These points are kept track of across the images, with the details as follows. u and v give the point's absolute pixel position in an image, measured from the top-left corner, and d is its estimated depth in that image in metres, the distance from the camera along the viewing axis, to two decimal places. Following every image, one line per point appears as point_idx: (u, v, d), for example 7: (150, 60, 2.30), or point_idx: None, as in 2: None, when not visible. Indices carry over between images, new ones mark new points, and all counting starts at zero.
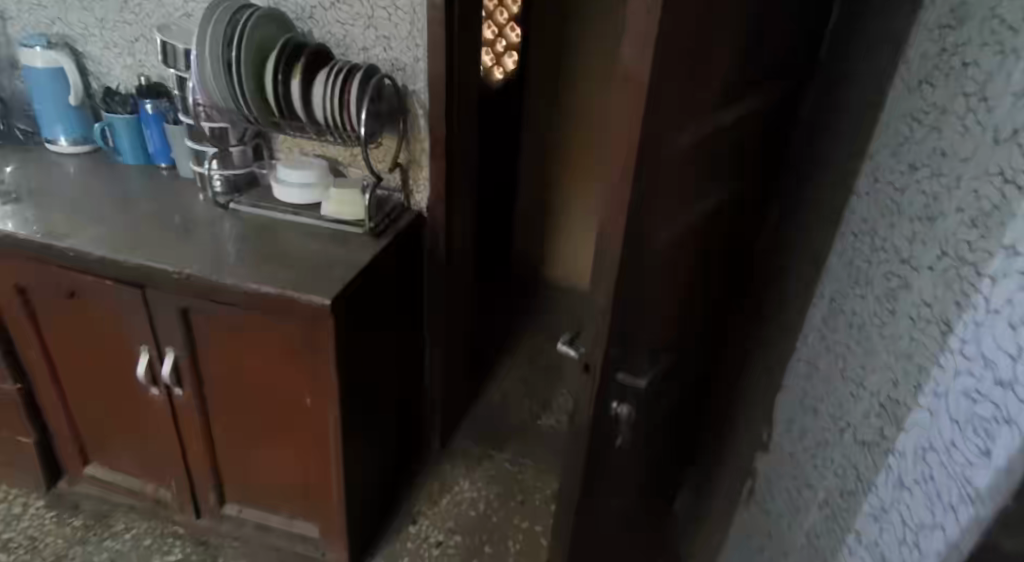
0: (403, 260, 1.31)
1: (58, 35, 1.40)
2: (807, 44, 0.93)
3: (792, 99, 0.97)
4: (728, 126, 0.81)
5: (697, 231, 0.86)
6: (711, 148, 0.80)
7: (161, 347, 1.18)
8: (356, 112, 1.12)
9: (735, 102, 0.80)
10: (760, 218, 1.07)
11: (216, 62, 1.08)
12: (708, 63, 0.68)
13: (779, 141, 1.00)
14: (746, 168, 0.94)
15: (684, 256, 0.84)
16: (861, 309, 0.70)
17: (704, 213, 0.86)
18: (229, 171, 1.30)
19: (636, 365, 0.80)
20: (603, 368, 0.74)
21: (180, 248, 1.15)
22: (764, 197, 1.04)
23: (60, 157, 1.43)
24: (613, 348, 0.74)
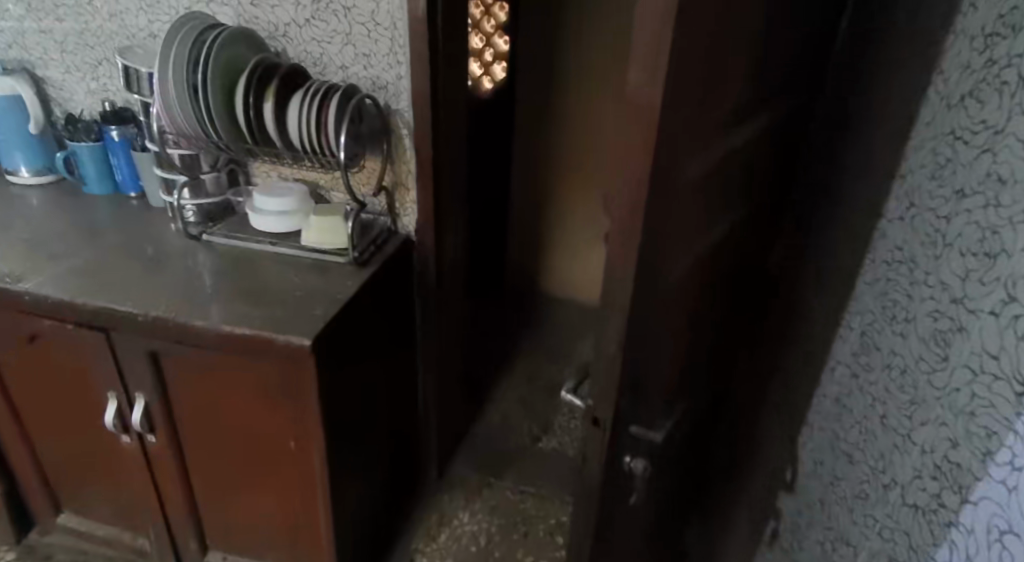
0: (390, 286, 1.23)
1: (15, 60, 1.31)
2: (818, 52, 0.86)
3: (803, 111, 0.90)
4: (738, 147, 0.74)
5: (707, 260, 0.79)
6: (722, 170, 0.72)
7: (131, 393, 1.10)
8: (334, 136, 1.04)
9: (744, 121, 0.73)
10: (770, 237, 1.00)
11: (180, 86, 1.00)
12: (719, 80, 0.61)
13: (790, 155, 0.93)
14: (756, 187, 0.87)
15: (694, 288, 0.77)
16: (902, 350, 0.63)
17: (713, 240, 0.78)
18: (202, 200, 1.22)
19: (648, 411, 0.73)
20: (614, 421, 0.66)
21: (147, 286, 1.06)
22: (773, 214, 0.97)
23: (23, 189, 1.35)
24: (624, 398, 0.66)
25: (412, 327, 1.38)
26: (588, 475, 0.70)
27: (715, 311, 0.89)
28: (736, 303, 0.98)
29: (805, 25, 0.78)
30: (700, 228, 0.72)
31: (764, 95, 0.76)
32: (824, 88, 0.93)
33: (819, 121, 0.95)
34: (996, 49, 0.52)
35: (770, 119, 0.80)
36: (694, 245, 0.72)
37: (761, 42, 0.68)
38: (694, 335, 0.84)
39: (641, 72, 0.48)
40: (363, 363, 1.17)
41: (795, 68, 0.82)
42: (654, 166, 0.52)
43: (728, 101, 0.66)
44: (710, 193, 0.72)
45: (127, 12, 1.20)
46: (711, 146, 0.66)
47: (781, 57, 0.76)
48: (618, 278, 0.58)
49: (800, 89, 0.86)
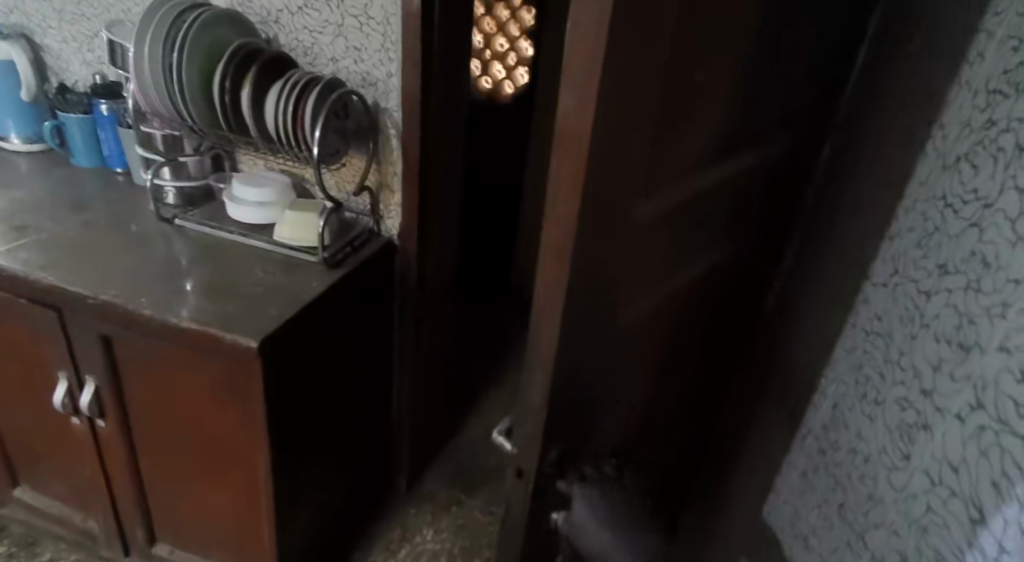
0: (365, 289, 1.18)
1: (16, 25, 1.30)
2: (826, 85, 0.79)
3: (803, 149, 0.82)
4: (717, 185, 0.67)
5: (675, 301, 0.72)
6: (697, 208, 0.65)
7: (82, 376, 1.06)
8: (310, 131, 0.99)
9: (726, 157, 0.66)
10: (761, 279, 0.92)
11: (155, 65, 0.97)
12: (689, 108, 0.54)
13: (786, 195, 0.85)
14: (743, 228, 0.80)
15: (653, 330, 0.70)
16: (868, 434, 0.67)
17: (683, 283, 0.72)
18: (182, 182, 1.18)
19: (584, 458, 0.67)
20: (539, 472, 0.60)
21: (107, 266, 1.02)
22: (767, 255, 0.90)
23: (13, 156, 1.34)
24: (552, 447, 0.60)
25: (389, 331, 1.32)
26: (514, 530, 0.63)
27: (683, 354, 0.83)
28: (714, 345, 0.91)
29: (809, 56, 0.71)
30: (663, 270, 0.65)
31: (755, 130, 0.69)
32: (832, 127, 0.85)
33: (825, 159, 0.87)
34: (997, 108, 0.55)
35: (762, 156, 0.73)
36: (653, 286, 0.65)
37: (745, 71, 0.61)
38: (653, 379, 0.77)
39: (574, 95, 0.42)
40: (325, 366, 1.11)
41: (797, 101, 0.74)
42: (586, 203, 0.46)
43: (702, 134, 0.59)
44: (681, 232, 0.65)
45: None
46: (679, 182, 0.59)
47: (777, 89, 0.69)
48: (547, 321, 0.52)
49: (801, 124, 0.78)
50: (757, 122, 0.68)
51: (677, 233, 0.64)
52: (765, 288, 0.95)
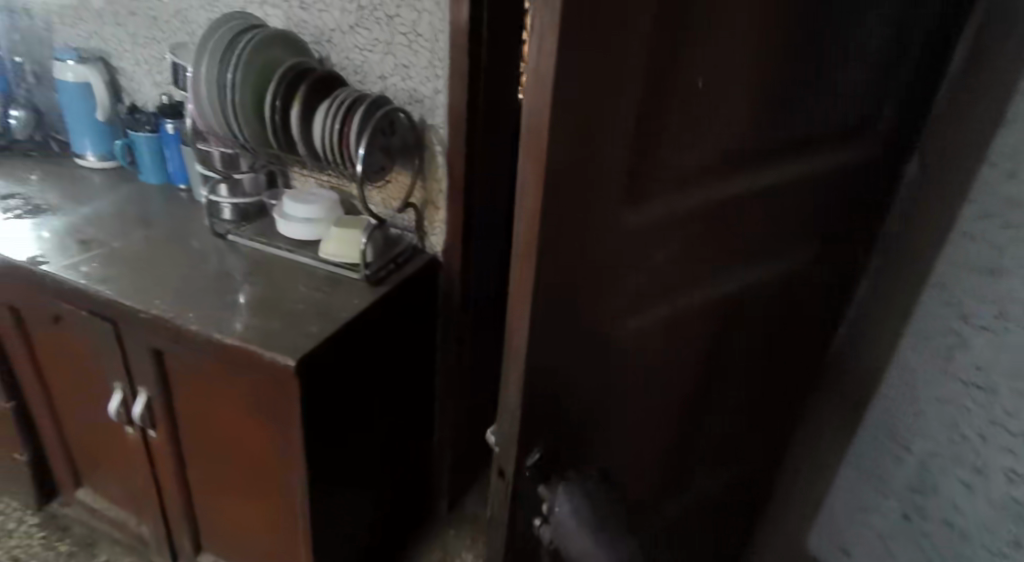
0: (407, 306, 1.17)
1: (94, 49, 1.37)
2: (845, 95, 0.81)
3: (833, 162, 0.85)
4: (715, 197, 0.72)
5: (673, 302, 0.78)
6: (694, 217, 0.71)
7: (134, 386, 1.09)
8: (354, 147, 1.00)
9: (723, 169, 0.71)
10: (790, 291, 0.95)
11: (211, 84, 1.00)
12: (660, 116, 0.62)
13: (813, 210, 0.88)
14: (758, 237, 0.83)
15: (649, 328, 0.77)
16: (968, 484, 1.04)
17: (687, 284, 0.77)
18: (238, 200, 1.21)
19: (565, 461, 0.76)
20: (517, 473, 0.69)
21: (161, 280, 1.04)
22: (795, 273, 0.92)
23: (87, 172, 1.41)
24: (533, 446, 0.70)
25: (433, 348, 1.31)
26: None
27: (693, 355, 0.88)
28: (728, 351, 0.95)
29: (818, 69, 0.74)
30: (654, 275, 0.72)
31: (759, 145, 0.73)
32: (859, 141, 0.88)
33: (849, 172, 0.89)
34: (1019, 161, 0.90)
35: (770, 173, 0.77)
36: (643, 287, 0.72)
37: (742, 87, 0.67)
38: (658, 373, 0.83)
39: None
40: (363, 384, 1.10)
41: (812, 119, 0.78)
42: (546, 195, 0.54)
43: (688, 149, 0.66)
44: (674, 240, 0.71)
45: (191, 9, 1.22)
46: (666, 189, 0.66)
47: (784, 105, 0.73)
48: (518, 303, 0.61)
49: (825, 141, 0.81)
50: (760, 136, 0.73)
51: (666, 241, 0.70)
52: (795, 298, 0.98)
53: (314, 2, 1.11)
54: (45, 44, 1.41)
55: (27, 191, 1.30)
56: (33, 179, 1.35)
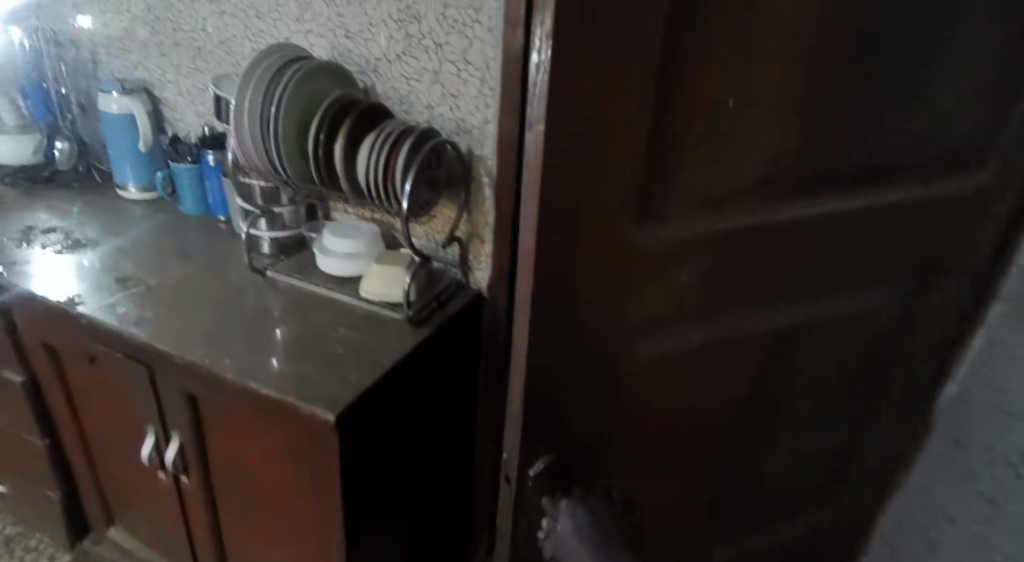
0: (450, 347, 1.10)
1: (139, 79, 1.36)
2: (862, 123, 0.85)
3: (845, 193, 0.91)
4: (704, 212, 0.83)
5: (660, 295, 0.87)
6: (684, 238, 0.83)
7: (167, 430, 1.04)
8: (400, 183, 0.95)
9: (715, 200, 0.83)
10: (793, 293, 0.98)
11: (253, 118, 0.95)
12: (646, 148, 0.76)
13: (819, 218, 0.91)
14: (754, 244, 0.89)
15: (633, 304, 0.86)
16: None
17: (669, 273, 0.85)
18: (276, 233, 1.18)
19: (573, 468, 0.95)
20: (521, 477, 0.91)
21: (198, 320, 1.00)
22: (796, 273, 0.95)
23: (128, 203, 1.39)
24: (536, 459, 0.90)
25: (472, 387, 1.22)
26: None
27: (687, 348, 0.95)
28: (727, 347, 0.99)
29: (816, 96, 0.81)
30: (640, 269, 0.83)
31: (753, 182, 0.84)
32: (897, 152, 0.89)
33: (869, 194, 0.93)
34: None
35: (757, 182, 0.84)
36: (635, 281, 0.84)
37: (734, 131, 0.78)
38: (657, 365, 0.96)
39: None
40: (401, 431, 1.02)
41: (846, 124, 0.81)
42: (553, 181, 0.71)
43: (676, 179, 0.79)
44: (662, 252, 0.83)
45: (234, 39, 1.19)
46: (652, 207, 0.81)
47: (782, 142, 0.82)
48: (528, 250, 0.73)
49: (831, 180, 0.89)
50: (754, 165, 0.83)
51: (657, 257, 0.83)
52: (808, 308, 1.01)
53: (360, 32, 1.07)
54: (91, 75, 1.41)
55: (68, 224, 1.28)
56: (75, 211, 1.33)
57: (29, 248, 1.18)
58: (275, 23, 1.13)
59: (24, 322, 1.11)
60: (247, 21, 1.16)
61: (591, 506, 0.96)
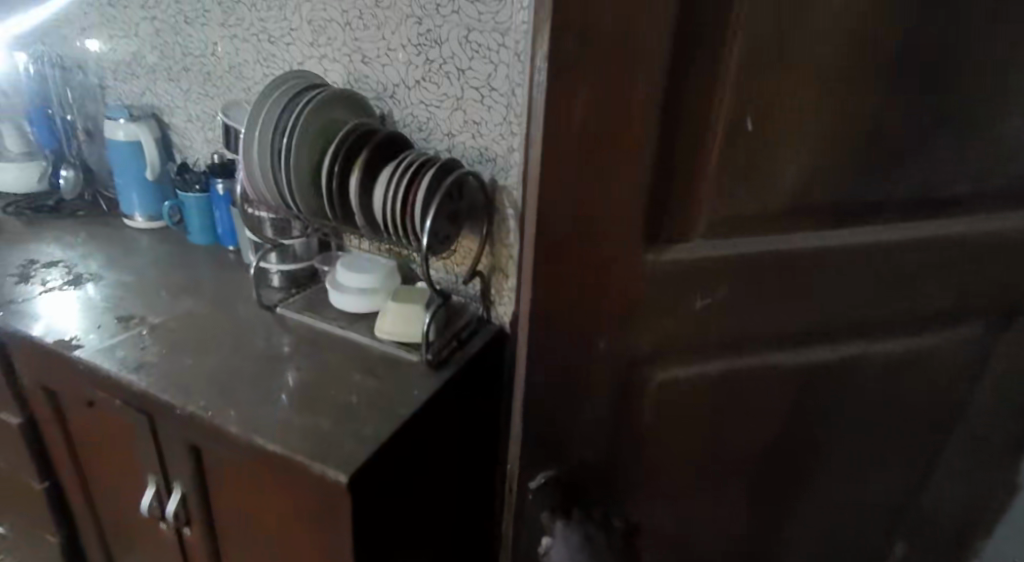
0: (471, 391, 1.03)
1: (147, 105, 1.31)
2: (921, 151, 0.77)
3: (897, 229, 0.82)
4: (727, 248, 0.77)
5: (681, 334, 0.81)
6: (707, 275, 0.78)
7: (169, 481, 0.97)
8: (420, 218, 0.89)
9: (739, 235, 0.77)
10: (841, 332, 0.90)
11: (264, 149, 0.90)
12: (665, 178, 0.72)
13: (869, 254, 0.82)
14: (792, 283, 0.81)
15: (649, 342, 0.81)
16: None
17: (690, 309, 0.79)
18: (287, 266, 1.13)
19: (582, 492, 0.89)
20: (520, 491, 0.87)
21: (203, 364, 0.93)
22: (842, 314, 0.87)
23: (135, 233, 1.33)
24: (538, 472, 0.86)
25: (490, 425, 1.13)
26: None
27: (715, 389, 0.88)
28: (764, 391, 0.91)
29: (861, 125, 0.73)
30: (655, 303, 0.78)
31: (783, 218, 0.77)
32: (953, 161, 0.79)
33: (930, 228, 0.83)
34: None
35: (789, 217, 0.77)
36: (650, 317, 0.78)
37: (760, 163, 0.73)
38: (685, 409, 0.89)
39: None
40: (419, 482, 0.94)
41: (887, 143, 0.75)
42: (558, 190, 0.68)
43: (694, 210, 0.74)
44: (681, 289, 0.78)
45: (245, 64, 1.14)
46: (673, 241, 0.75)
47: (818, 176, 0.75)
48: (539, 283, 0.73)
49: (879, 215, 0.81)
50: (789, 200, 0.76)
51: (673, 292, 0.78)
52: (857, 347, 0.92)
53: (376, 57, 1.01)
54: (98, 100, 1.36)
55: (71, 257, 1.23)
56: (79, 242, 1.28)
57: (29, 284, 1.12)
58: (287, 47, 1.08)
59: (22, 363, 1.06)
60: (258, 45, 1.11)
61: (588, 530, 0.86)
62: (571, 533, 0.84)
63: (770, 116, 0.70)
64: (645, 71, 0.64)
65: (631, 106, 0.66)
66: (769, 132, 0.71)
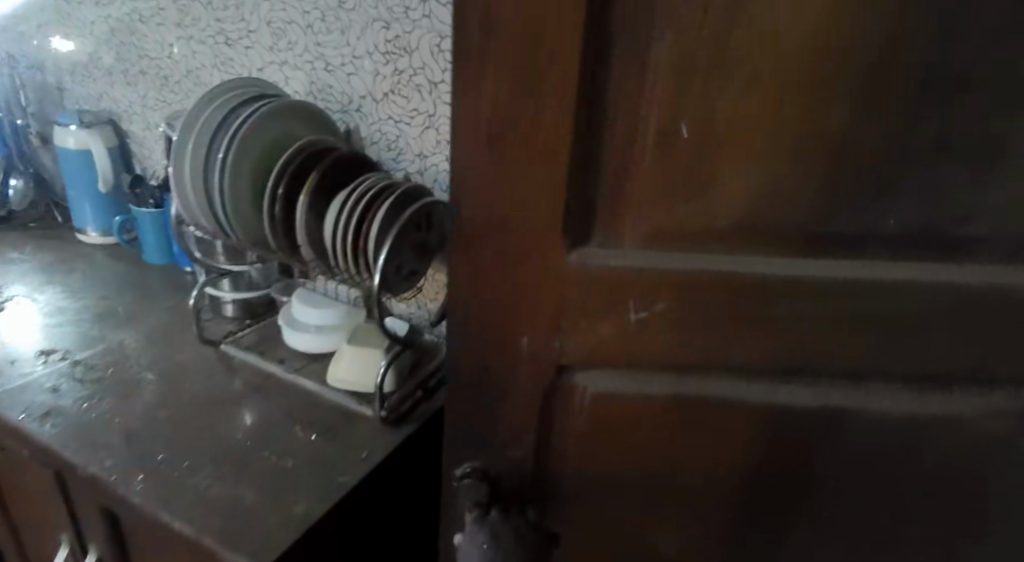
0: (435, 449, 0.89)
1: (105, 110, 1.20)
2: (982, 174, 0.49)
3: (935, 275, 0.53)
4: (668, 259, 0.55)
5: (620, 353, 0.60)
6: (642, 283, 0.56)
7: (84, 543, 0.84)
8: (377, 249, 0.76)
9: (687, 247, 0.55)
10: (866, 398, 0.59)
11: (197, 162, 0.78)
12: (589, 166, 0.53)
13: (902, 295, 0.54)
14: (790, 337, 0.57)
15: (579, 349, 0.60)
16: None
17: (621, 322, 0.58)
18: (241, 293, 1.01)
19: (519, 499, 0.68)
20: (446, 478, 0.70)
21: (118, 413, 0.80)
22: (863, 381, 0.59)
23: (87, 249, 1.22)
24: (464, 458, 0.68)
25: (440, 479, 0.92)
26: None
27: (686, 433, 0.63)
28: (768, 475, 0.64)
29: (879, 138, 0.49)
30: (583, 311, 0.58)
31: (753, 242, 0.54)
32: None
33: (989, 279, 0.53)
34: None
35: (777, 244, 0.54)
36: (578, 324, 0.59)
37: (708, 168, 0.52)
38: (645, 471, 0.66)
39: None
40: (331, 556, 0.72)
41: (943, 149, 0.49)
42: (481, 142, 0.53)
43: (628, 209, 0.55)
44: (613, 297, 0.57)
45: (202, 69, 1.03)
46: (604, 242, 0.56)
47: (798, 200, 0.52)
48: (464, 262, 0.58)
49: (900, 245, 0.53)
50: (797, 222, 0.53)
51: (603, 298, 0.57)
52: (902, 426, 0.60)
53: (341, 65, 0.89)
54: (56, 103, 1.25)
55: (9, 275, 1.11)
56: (23, 259, 1.17)
57: None
58: (246, 51, 0.96)
59: None
60: (216, 48, 0.99)
61: (505, 531, 0.63)
62: (480, 528, 0.62)
63: (715, 110, 0.49)
64: (563, 26, 0.47)
65: (541, 65, 0.49)
66: (711, 128, 0.50)
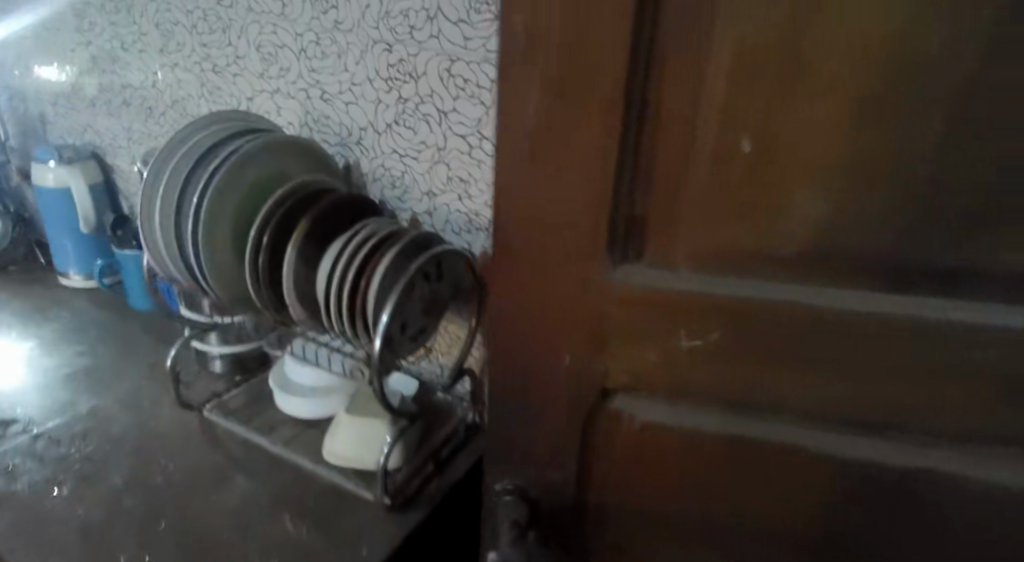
0: (447, 527, 0.76)
1: (88, 144, 1.10)
2: None
3: None
4: (724, 281, 0.46)
5: (669, 381, 0.50)
6: (696, 309, 0.47)
7: None
8: (379, 307, 0.64)
9: (744, 273, 0.45)
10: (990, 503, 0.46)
11: (167, 203, 0.68)
12: (636, 171, 0.45)
13: None
14: (883, 403, 0.46)
15: (623, 374, 0.51)
16: None
17: (668, 348, 0.49)
18: (231, 347, 0.90)
19: (558, 530, 0.58)
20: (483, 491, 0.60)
21: (78, 502, 0.69)
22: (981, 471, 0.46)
23: (69, 295, 1.12)
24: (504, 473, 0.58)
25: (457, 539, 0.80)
26: None
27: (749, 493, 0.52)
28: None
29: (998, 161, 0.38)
30: (625, 333, 0.49)
31: (818, 273, 0.44)
32: None
33: None
34: None
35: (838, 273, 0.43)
36: (621, 347, 0.50)
37: (772, 190, 0.42)
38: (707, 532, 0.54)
39: None
40: None
41: None
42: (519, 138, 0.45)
43: (679, 231, 0.46)
44: (666, 318, 0.48)
45: (189, 98, 0.92)
46: (652, 261, 0.47)
47: (878, 231, 0.41)
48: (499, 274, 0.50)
49: None
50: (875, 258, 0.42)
51: (653, 318, 0.48)
52: None
53: (339, 93, 0.78)
54: (39, 137, 1.16)
55: None
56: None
57: None
58: (234, 78, 0.86)
59: None
60: (202, 76, 0.89)
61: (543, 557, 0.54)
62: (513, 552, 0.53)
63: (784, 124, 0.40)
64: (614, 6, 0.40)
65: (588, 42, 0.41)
66: (777, 147, 0.41)
